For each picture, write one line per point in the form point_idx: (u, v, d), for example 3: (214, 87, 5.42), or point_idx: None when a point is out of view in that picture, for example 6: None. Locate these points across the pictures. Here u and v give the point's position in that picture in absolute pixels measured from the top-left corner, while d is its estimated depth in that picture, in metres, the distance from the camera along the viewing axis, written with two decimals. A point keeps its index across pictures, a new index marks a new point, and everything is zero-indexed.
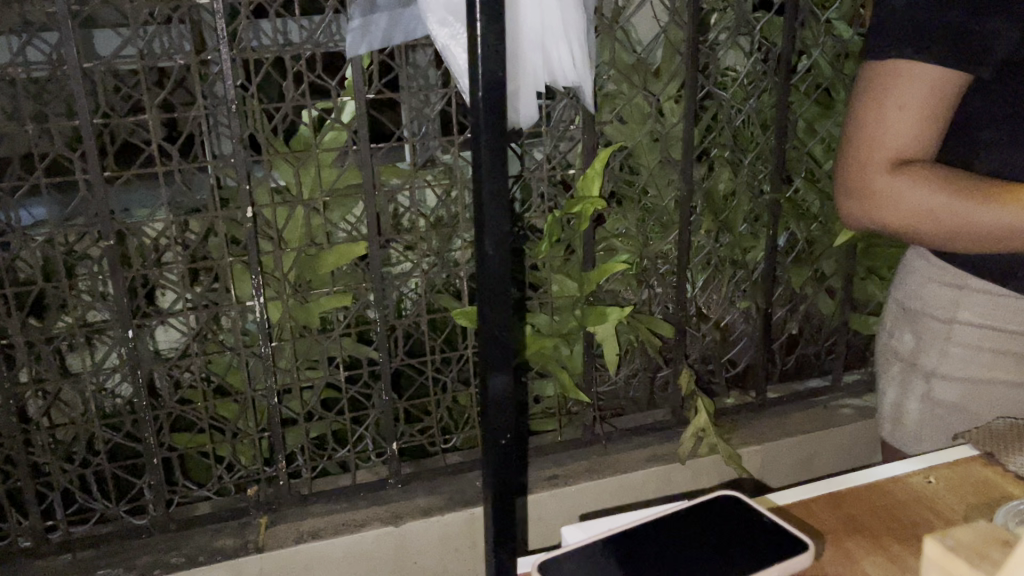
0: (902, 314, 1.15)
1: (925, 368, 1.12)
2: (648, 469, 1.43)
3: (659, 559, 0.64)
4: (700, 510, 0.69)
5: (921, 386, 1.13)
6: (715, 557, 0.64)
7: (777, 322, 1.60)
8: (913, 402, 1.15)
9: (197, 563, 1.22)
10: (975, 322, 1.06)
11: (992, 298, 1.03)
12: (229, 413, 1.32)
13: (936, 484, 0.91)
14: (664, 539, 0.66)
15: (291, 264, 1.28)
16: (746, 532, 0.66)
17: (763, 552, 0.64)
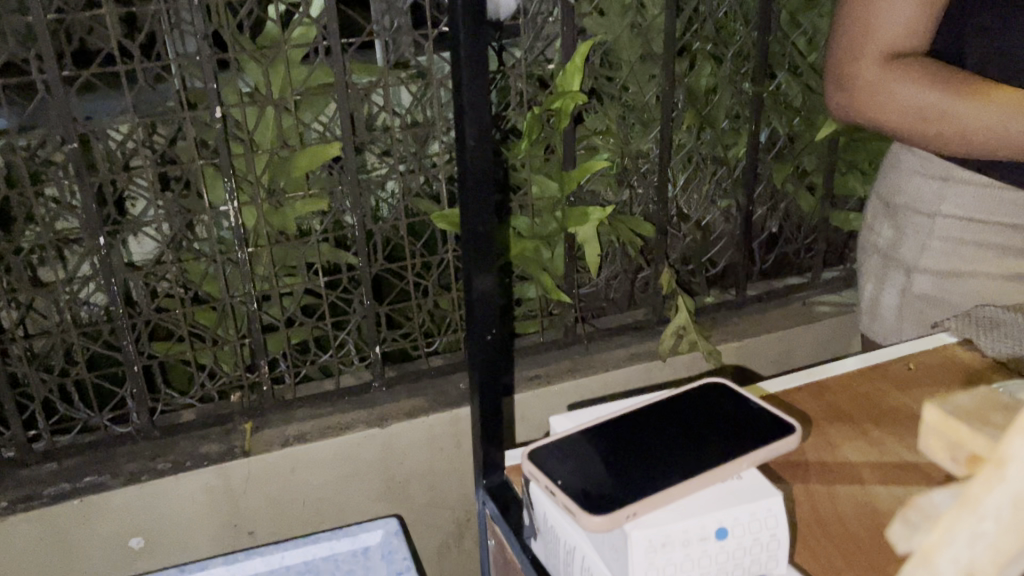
0: (884, 208, 1.15)
1: (906, 262, 1.12)
2: (629, 368, 1.44)
3: (649, 447, 0.66)
4: (689, 399, 0.71)
5: (903, 281, 1.13)
6: (704, 442, 0.65)
7: (757, 220, 1.59)
8: (892, 296, 1.15)
9: (183, 469, 1.22)
10: (957, 214, 1.05)
11: (975, 189, 1.02)
12: (208, 321, 1.30)
13: (915, 371, 0.93)
14: (654, 428, 0.68)
15: (263, 167, 1.25)
16: (736, 419, 0.68)
17: (752, 436, 0.66)
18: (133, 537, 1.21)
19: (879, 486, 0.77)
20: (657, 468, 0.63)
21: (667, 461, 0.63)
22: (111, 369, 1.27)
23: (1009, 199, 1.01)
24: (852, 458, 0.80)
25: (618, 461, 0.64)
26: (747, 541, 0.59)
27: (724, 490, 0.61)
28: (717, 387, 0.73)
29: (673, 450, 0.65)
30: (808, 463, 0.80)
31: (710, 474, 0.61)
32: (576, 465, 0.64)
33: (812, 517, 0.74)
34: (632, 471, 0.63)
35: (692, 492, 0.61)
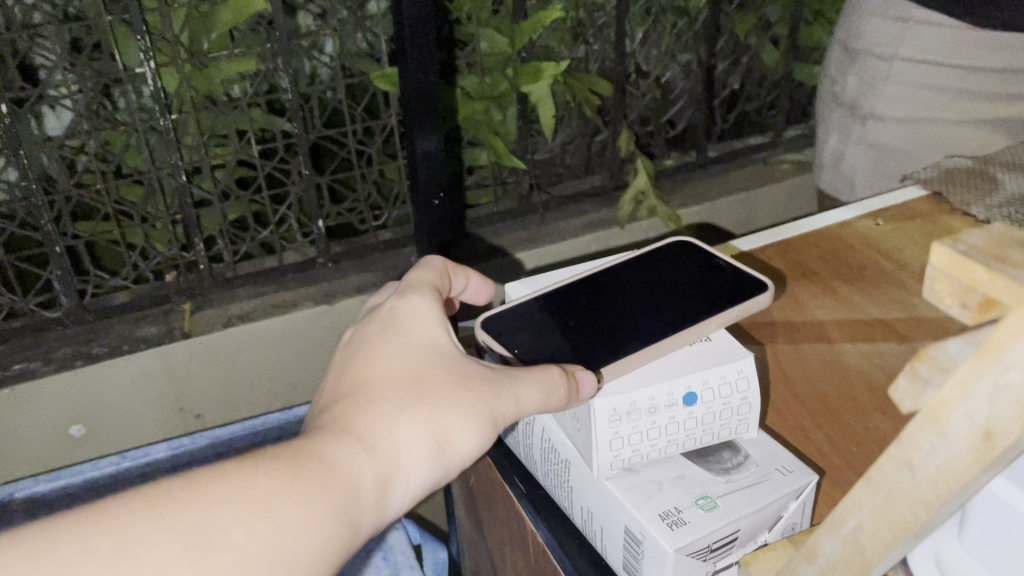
0: (845, 56, 1.08)
1: (867, 110, 1.05)
2: (588, 236, 1.39)
3: (612, 313, 0.61)
4: (652, 259, 0.66)
5: (861, 133, 1.07)
6: (668, 306, 0.60)
7: (719, 77, 1.51)
8: (853, 148, 1.09)
9: (120, 352, 1.16)
10: (919, 60, 0.98)
11: (934, 29, 0.96)
12: (135, 197, 1.21)
13: (884, 226, 0.89)
14: (614, 291, 0.63)
15: (181, 24, 1.13)
16: (702, 279, 0.63)
17: (722, 297, 0.61)
18: (75, 424, 1.16)
19: (847, 344, 0.73)
20: (620, 336, 0.58)
21: (631, 328, 0.59)
22: (33, 251, 1.18)
23: (976, 39, 0.94)
24: (819, 316, 0.77)
25: (578, 331, 0.59)
26: (716, 407, 0.55)
27: (691, 354, 0.57)
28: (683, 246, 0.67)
29: (637, 315, 0.60)
30: (774, 322, 0.76)
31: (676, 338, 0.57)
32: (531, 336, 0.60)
33: (780, 377, 0.70)
34: (593, 342, 0.58)
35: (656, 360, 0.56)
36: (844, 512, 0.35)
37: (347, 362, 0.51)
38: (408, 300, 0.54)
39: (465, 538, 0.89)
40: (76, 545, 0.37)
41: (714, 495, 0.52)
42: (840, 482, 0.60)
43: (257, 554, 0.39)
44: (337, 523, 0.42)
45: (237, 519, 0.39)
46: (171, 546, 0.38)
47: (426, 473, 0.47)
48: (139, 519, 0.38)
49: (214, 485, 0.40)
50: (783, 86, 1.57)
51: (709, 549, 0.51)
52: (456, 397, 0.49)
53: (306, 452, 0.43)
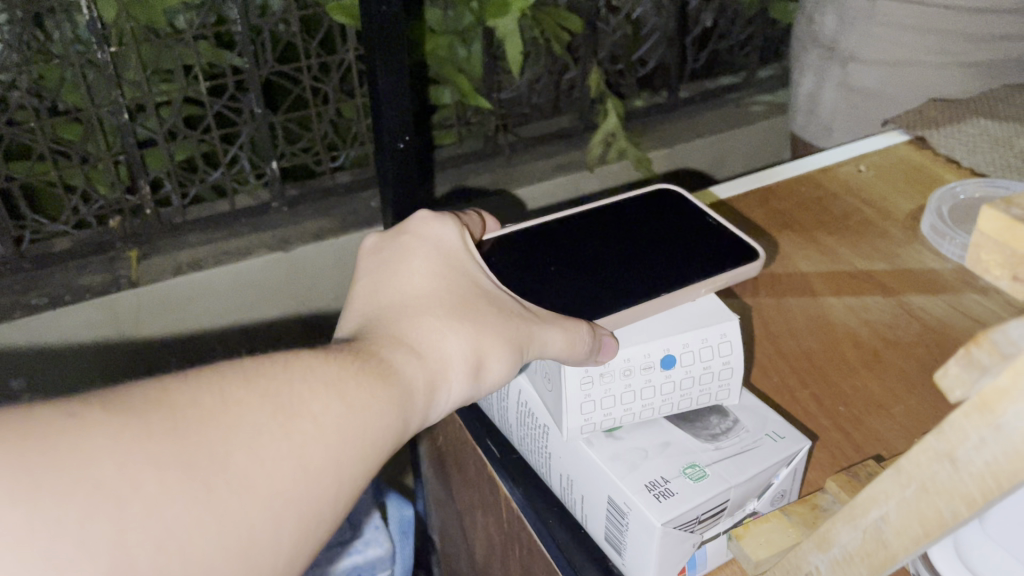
0: None
1: (848, 52, 1.01)
2: (555, 180, 1.36)
3: (593, 264, 0.57)
4: (641, 211, 0.61)
5: (840, 74, 1.03)
6: (655, 264, 0.56)
7: (692, 13, 1.46)
8: (831, 92, 1.05)
9: (63, 303, 1.10)
10: None
11: None
12: (73, 136, 1.12)
13: (867, 173, 0.85)
14: (598, 241, 0.59)
15: None
16: (693, 238, 0.59)
17: (713, 259, 0.57)
18: (15, 379, 1.09)
19: (833, 297, 0.70)
20: (600, 292, 0.54)
21: (613, 285, 0.55)
22: None
23: None
24: (804, 269, 0.73)
25: (555, 281, 0.55)
26: (695, 370, 0.52)
27: (670, 316, 0.53)
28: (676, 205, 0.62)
29: (620, 271, 0.56)
30: (756, 275, 0.73)
31: (659, 297, 0.53)
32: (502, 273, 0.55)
33: (762, 332, 0.67)
34: (571, 295, 0.54)
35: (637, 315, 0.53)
36: (866, 501, 0.31)
37: (377, 277, 0.49)
38: (434, 222, 0.52)
39: (432, 497, 0.86)
40: (179, 399, 0.35)
41: (702, 463, 0.49)
42: (830, 444, 0.57)
43: (334, 425, 0.37)
44: (395, 414, 0.40)
45: (316, 391, 0.38)
46: (258, 407, 0.36)
47: (463, 393, 0.45)
48: (231, 383, 0.36)
49: (297, 361, 0.39)
50: (756, 24, 1.52)
51: (698, 520, 0.48)
52: (498, 317, 0.47)
53: (364, 351, 0.42)
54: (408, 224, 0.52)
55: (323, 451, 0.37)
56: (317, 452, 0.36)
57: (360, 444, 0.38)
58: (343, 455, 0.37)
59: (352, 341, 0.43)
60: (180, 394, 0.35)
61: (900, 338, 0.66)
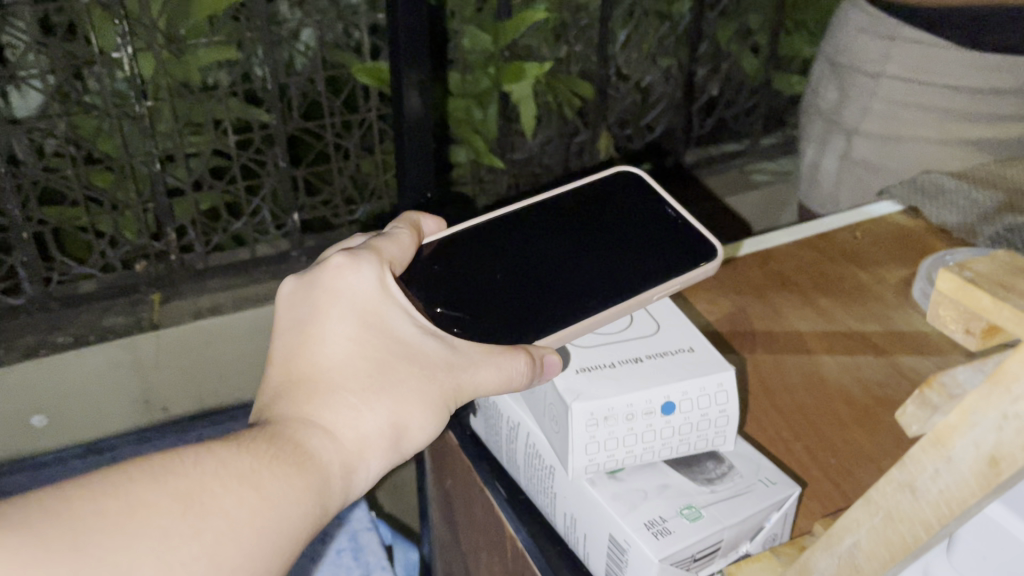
0: (829, 70, 1.11)
1: (854, 127, 1.09)
2: None
3: (557, 268, 0.61)
4: (604, 199, 0.65)
5: (844, 146, 1.11)
6: (614, 270, 0.61)
7: (698, 83, 1.53)
8: (834, 162, 1.13)
9: (86, 343, 1.14)
10: (902, 78, 1.02)
11: (922, 50, 0.99)
12: (106, 183, 1.18)
13: (862, 239, 0.89)
14: (559, 242, 0.62)
15: (160, 11, 1.11)
16: (655, 231, 0.63)
17: (673, 261, 0.61)
18: (36, 414, 1.12)
19: (826, 356, 0.74)
20: (561, 302, 0.59)
21: (573, 295, 0.59)
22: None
23: (961, 61, 0.98)
24: (800, 327, 0.77)
25: (516, 291, 0.60)
26: (694, 417, 0.55)
27: (672, 363, 0.56)
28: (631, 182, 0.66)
29: (580, 278, 0.60)
30: (754, 331, 0.77)
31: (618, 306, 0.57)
32: (460, 288, 0.60)
33: (759, 386, 0.70)
34: (531, 307, 0.59)
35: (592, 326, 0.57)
36: (843, 529, 0.35)
37: (295, 340, 0.51)
38: (352, 266, 0.53)
39: (437, 539, 0.89)
40: (86, 507, 0.37)
41: (698, 504, 0.52)
42: (820, 492, 0.61)
43: (248, 523, 0.41)
44: (315, 502, 0.44)
45: (228, 488, 0.41)
46: (168, 509, 0.39)
47: (383, 460, 0.49)
48: (141, 485, 0.39)
49: (208, 456, 0.42)
50: (761, 94, 1.59)
51: (693, 558, 0.51)
52: (414, 381, 0.50)
53: (279, 439, 0.45)
54: (325, 270, 0.53)
55: (237, 549, 0.40)
56: (231, 548, 0.40)
57: (277, 536, 0.42)
58: (259, 551, 0.41)
59: (268, 425, 0.47)
60: (86, 502, 0.38)
61: (888, 395, 0.69)
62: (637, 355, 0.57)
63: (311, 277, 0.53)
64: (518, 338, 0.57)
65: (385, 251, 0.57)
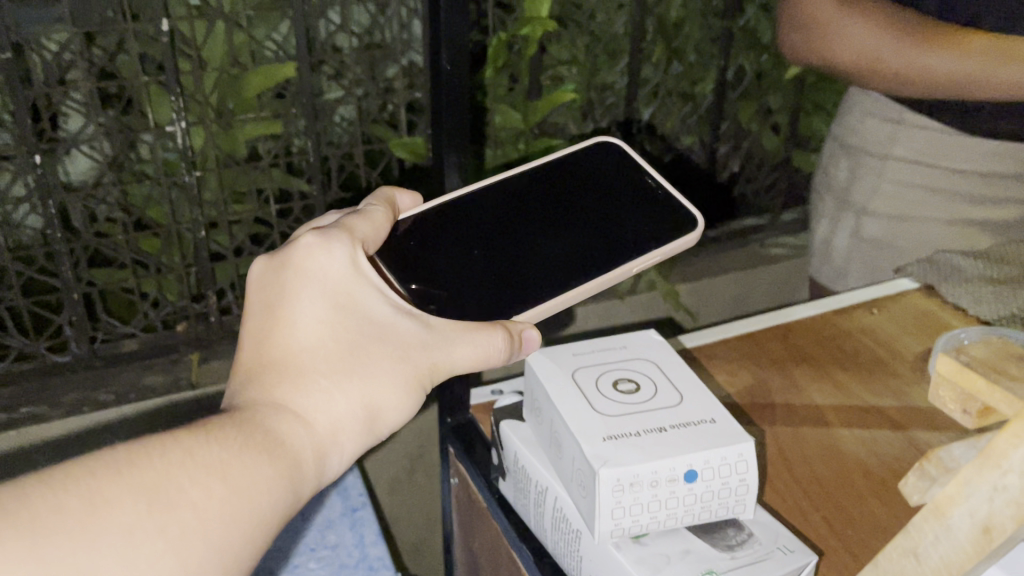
0: (840, 148, 1.13)
1: (863, 205, 1.09)
2: (589, 306, 1.46)
3: (538, 249, 0.63)
4: (583, 168, 0.67)
5: (853, 223, 1.12)
6: (591, 241, 0.63)
7: (720, 159, 1.58)
8: (843, 239, 1.14)
9: (128, 402, 1.20)
10: (910, 159, 1.03)
11: (927, 133, 1.00)
12: (153, 248, 1.25)
13: (880, 315, 0.92)
14: (537, 213, 0.65)
15: (212, 87, 1.19)
16: (634, 199, 0.66)
17: (649, 233, 0.64)
18: None
19: (844, 429, 0.76)
20: (539, 278, 0.62)
21: (551, 270, 0.62)
22: (47, 298, 1.21)
23: (967, 146, 0.99)
24: (818, 401, 0.80)
25: (494, 269, 0.62)
26: (715, 485, 0.57)
27: (694, 432, 0.58)
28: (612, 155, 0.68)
29: (559, 252, 0.63)
30: (774, 404, 0.79)
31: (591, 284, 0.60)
32: (436, 264, 0.62)
33: (778, 459, 0.73)
34: (510, 281, 0.62)
35: (569, 302, 0.60)
36: None
37: (264, 321, 0.50)
38: (323, 244, 0.52)
39: None
40: (43, 505, 0.37)
41: (719, 570, 0.55)
42: (836, 562, 0.63)
43: (216, 515, 0.40)
44: (287, 490, 0.44)
45: (194, 484, 0.40)
46: (131, 506, 0.38)
47: (356, 442, 0.49)
48: (103, 479, 0.38)
49: (173, 448, 0.41)
50: (781, 171, 1.64)
51: None
52: (387, 362, 0.50)
53: (249, 425, 0.45)
54: (295, 248, 0.52)
55: (205, 543, 0.39)
56: (198, 542, 0.39)
57: (247, 529, 0.41)
58: (228, 543, 0.40)
59: (236, 411, 0.46)
60: (43, 499, 0.37)
61: (905, 469, 0.72)
62: (661, 425, 0.59)
63: (280, 254, 0.52)
64: (496, 314, 0.60)
65: (358, 230, 0.56)
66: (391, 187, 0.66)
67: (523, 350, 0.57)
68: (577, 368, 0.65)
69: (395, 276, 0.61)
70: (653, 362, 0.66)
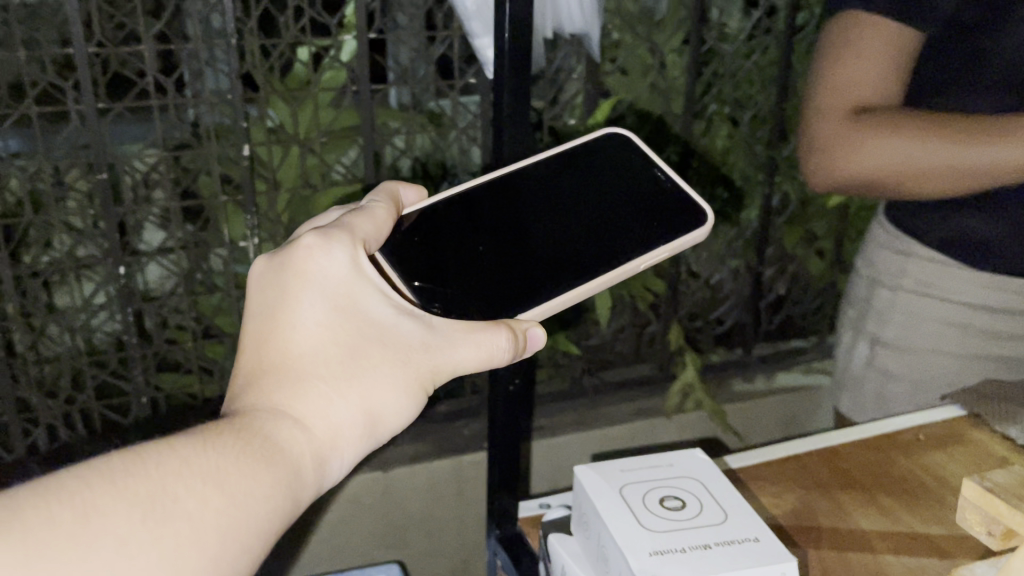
0: (858, 276, 1.10)
1: (879, 335, 1.06)
2: (636, 422, 1.49)
3: (547, 244, 0.62)
4: (589, 166, 0.66)
5: (869, 353, 1.08)
6: (596, 237, 0.63)
7: (766, 281, 1.62)
8: (859, 368, 1.10)
9: None
10: (920, 291, 1.00)
11: (938, 265, 0.97)
12: (217, 354, 1.33)
13: (925, 441, 0.89)
14: (546, 210, 0.64)
15: (284, 205, 1.29)
16: (639, 196, 0.65)
17: (656, 230, 0.63)
18: None
19: (890, 555, 0.74)
20: (544, 276, 0.61)
21: (556, 267, 0.61)
22: (118, 400, 1.30)
23: (972, 277, 0.96)
24: (862, 525, 0.78)
25: (503, 265, 0.62)
26: None
27: (739, 551, 0.60)
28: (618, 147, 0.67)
29: (565, 250, 0.62)
30: (819, 527, 0.78)
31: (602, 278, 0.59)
32: (439, 260, 0.62)
33: None
34: (515, 279, 0.61)
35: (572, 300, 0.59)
36: None
37: (264, 326, 0.51)
38: (323, 248, 0.52)
39: None
40: (43, 516, 0.39)
41: None
42: None
43: (212, 523, 0.42)
44: (284, 495, 0.45)
45: (191, 491, 0.42)
46: (128, 515, 0.40)
47: (358, 446, 0.50)
48: (98, 491, 0.41)
49: (171, 457, 0.43)
50: (827, 294, 1.66)
51: None
52: (387, 365, 0.51)
53: (246, 432, 0.46)
54: (296, 251, 0.52)
55: (199, 550, 0.41)
56: (194, 546, 0.41)
57: (243, 535, 0.43)
58: (223, 551, 0.42)
59: (236, 417, 0.47)
60: (41, 509, 0.39)
61: None
62: (706, 542, 0.61)
63: (282, 257, 0.52)
64: (501, 311, 0.59)
65: (359, 229, 0.56)
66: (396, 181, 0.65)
67: (528, 349, 0.56)
68: (624, 484, 0.67)
69: (401, 277, 0.60)
70: (700, 482, 0.68)
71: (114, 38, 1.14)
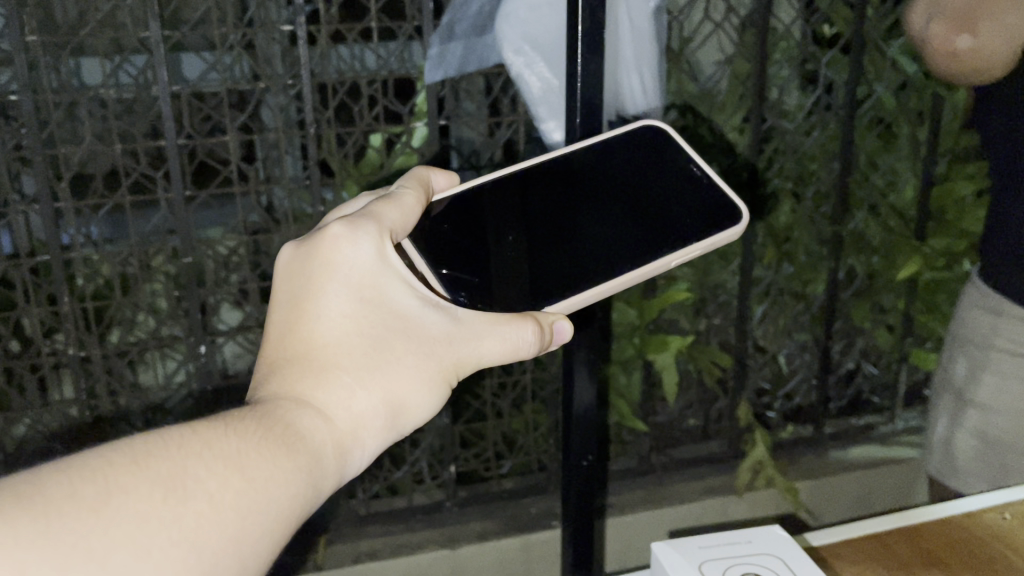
0: (955, 343, 1.19)
1: (980, 402, 1.15)
2: (705, 502, 1.50)
3: (580, 243, 0.64)
4: (627, 161, 0.66)
5: (972, 423, 1.16)
6: (627, 233, 0.64)
7: (835, 356, 1.60)
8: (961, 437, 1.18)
9: None
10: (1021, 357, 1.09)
11: None
12: None
13: (1012, 521, 0.80)
14: (578, 207, 0.65)
15: None
16: (671, 192, 0.65)
17: (687, 227, 0.64)
18: None
19: None
20: (574, 273, 0.62)
21: (585, 265, 0.62)
22: None
23: None
24: None
25: (534, 261, 0.63)
26: None
27: None
28: (655, 137, 0.67)
29: (597, 245, 0.63)
30: None
31: (632, 277, 0.60)
32: (464, 253, 0.63)
33: None
34: (542, 276, 0.62)
35: (601, 297, 0.60)
36: None
37: (288, 313, 0.51)
38: (350, 237, 0.52)
39: None
40: (60, 492, 0.38)
41: None
42: None
43: (233, 505, 0.41)
44: (306, 483, 0.45)
45: (213, 472, 0.42)
46: (148, 492, 0.39)
47: (381, 437, 0.50)
48: (117, 469, 0.40)
49: (195, 436, 0.43)
50: (899, 368, 1.62)
51: None
52: (409, 356, 0.51)
53: (269, 420, 0.45)
54: (323, 239, 0.52)
55: (220, 531, 0.40)
56: (213, 528, 0.40)
57: (263, 519, 0.42)
58: (243, 533, 0.41)
59: (258, 406, 0.47)
60: (59, 486, 0.38)
61: None
62: None
63: (309, 245, 0.53)
64: (528, 306, 0.60)
65: (386, 217, 0.56)
66: (425, 165, 0.66)
67: (553, 342, 0.58)
68: (703, 561, 0.66)
69: (429, 265, 0.61)
70: (779, 557, 0.67)
71: (201, 129, 1.22)
